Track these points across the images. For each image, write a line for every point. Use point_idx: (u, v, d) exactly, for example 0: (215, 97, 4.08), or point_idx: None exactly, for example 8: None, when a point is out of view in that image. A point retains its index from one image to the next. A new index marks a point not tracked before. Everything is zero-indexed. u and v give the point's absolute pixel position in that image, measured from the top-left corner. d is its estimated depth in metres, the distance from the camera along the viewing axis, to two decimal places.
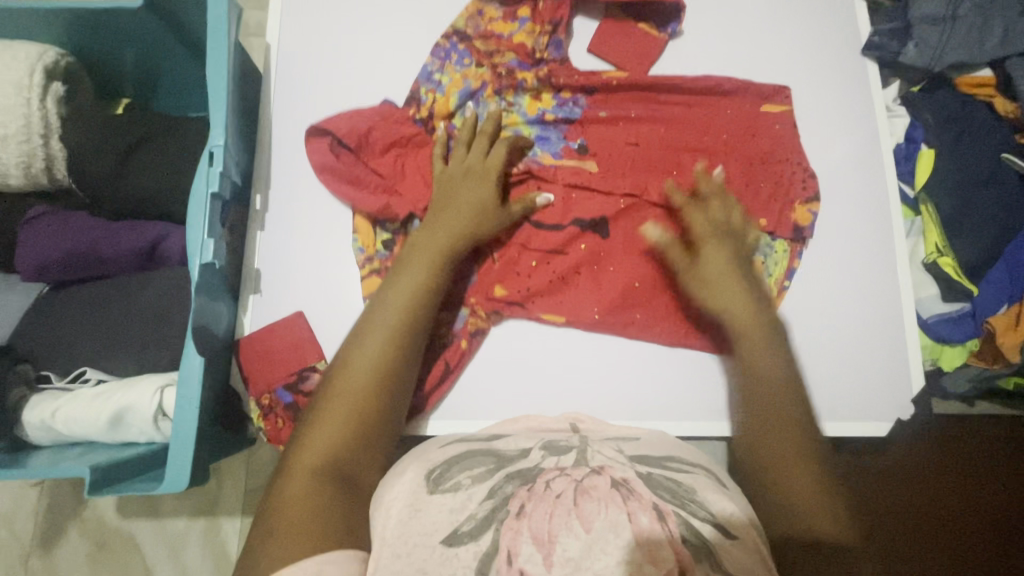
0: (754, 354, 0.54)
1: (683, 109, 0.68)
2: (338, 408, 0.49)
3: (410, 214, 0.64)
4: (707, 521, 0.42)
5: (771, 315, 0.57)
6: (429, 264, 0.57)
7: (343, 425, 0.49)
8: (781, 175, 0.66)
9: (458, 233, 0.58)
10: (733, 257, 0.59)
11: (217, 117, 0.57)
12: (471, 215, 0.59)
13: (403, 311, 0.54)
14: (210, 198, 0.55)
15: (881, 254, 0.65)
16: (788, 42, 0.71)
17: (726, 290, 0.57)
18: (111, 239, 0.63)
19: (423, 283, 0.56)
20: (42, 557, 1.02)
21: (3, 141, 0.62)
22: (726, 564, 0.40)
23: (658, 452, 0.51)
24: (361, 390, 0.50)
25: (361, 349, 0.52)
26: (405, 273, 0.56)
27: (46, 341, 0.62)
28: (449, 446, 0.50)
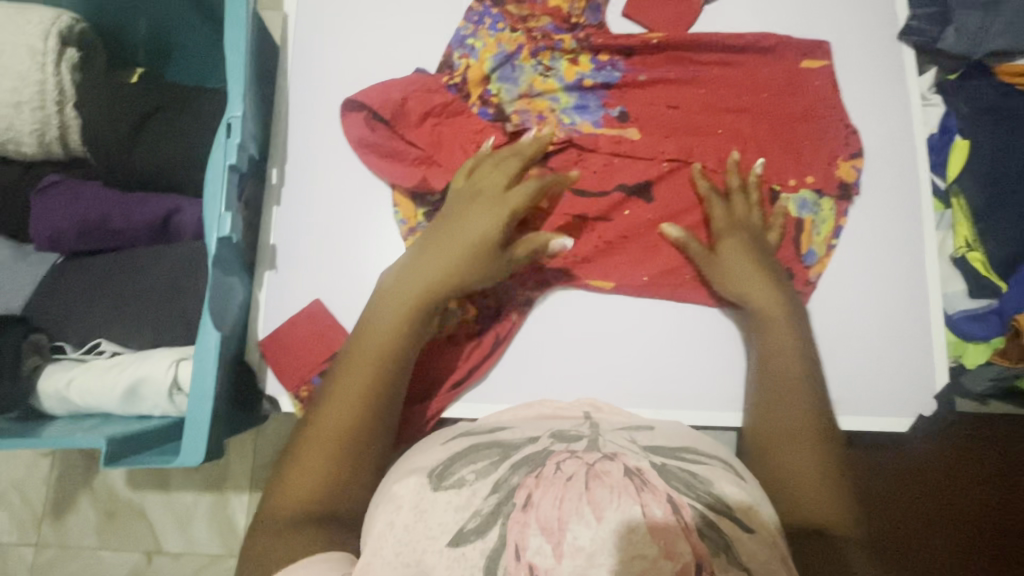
0: (770, 340, 0.56)
1: (723, 68, 0.66)
2: (322, 433, 0.50)
3: None
4: (724, 514, 0.42)
5: (792, 303, 0.58)
6: (412, 314, 0.54)
7: (327, 448, 0.49)
8: (825, 134, 0.65)
9: (450, 266, 0.55)
10: (751, 244, 0.60)
11: (235, 87, 0.56)
12: (465, 264, 0.55)
13: (382, 361, 0.52)
14: (228, 170, 0.54)
15: (919, 229, 0.64)
16: (824, 24, 0.68)
17: (746, 280, 0.58)
18: (125, 210, 0.62)
19: (406, 333, 0.53)
20: (54, 524, 1.04)
21: (17, 106, 0.60)
22: (743, 560, 0.40)
23: (669, 440, 0.50)
24: (344, 415, 0.50)
25: (344, 376, 0.52)
26: (385, 322, 0.53)
27: (58, 312, 0.61)
28: (453, 441, 0.50)
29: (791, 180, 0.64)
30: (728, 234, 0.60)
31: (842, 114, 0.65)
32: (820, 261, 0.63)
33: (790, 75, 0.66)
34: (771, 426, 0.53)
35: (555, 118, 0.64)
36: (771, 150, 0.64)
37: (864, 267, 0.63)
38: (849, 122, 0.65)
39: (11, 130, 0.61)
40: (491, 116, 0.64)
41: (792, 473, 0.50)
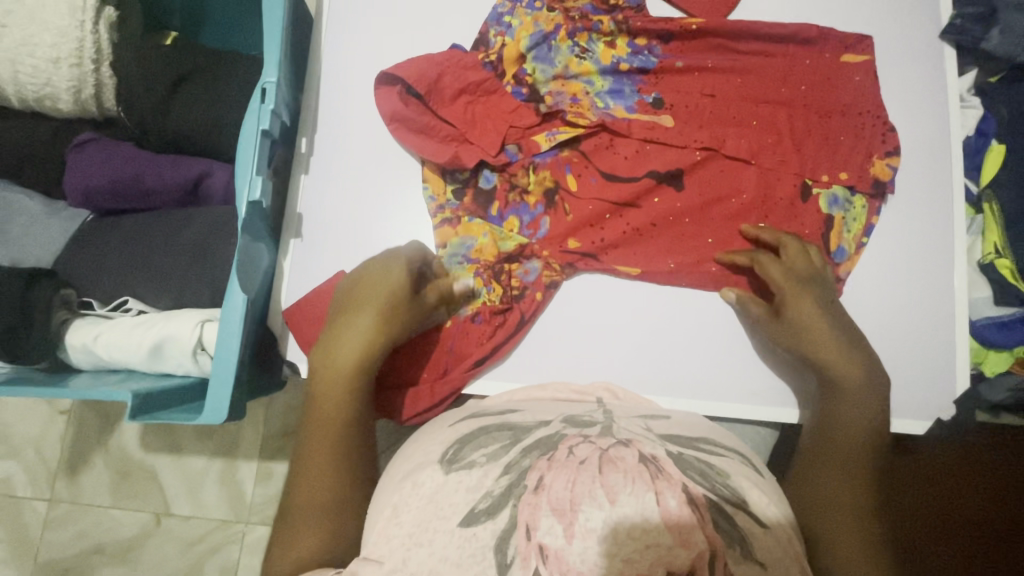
0: (841, 402, 0.52)
1: (760, 59, 0.65)
2: (314, 459, 0.50)
3: (479, 162, 0.63)
4: (741, 508, 0.41)
5: (864, 352, 0.55)
6: (346, 379, 0.52)
7: (324, 470, 0.49)
8: (860, 132, 0.64)
9: (388, 294, 0.55)
10: (818, 296, 0.57)
11: (271, 53, 0.56)
12: (381, 320, 0.54)
13: (332, 427, 0.51)
14: (261, 135, 0.55)
15: (947, 230, 0.63)
16: (866, 19, 0.67)
17: (819, 336, 0.55)
18: (156, 171, 0.63)
19: (349, 396, 0.52)
20: (68, 481, 1.06)
21: (55, 62, 0.61)
22: (757, 554, 0.40)
23: (689, 429, 0.50)
24: (329, 437, 0.51)
25: (321, 407, 0.52)
26: (327, 398, 0.52)
27: (86, 268, 0.62)
28: (460, 424, 0.50)
29: (823, 174, 0.63)
30: (797, 298, 0.56)
31: (879, 110, 0.64)
32: (850, 258, 0.62)
33: (828, 70, 0.65)
34: (810, 485, 0.50)
35: (588, 102, 0.64)
36: (805, 144, 0.63)
37: (888, 264, 0.63)
38: (885, 119, 0.64)
39: (47, 85, 0.62)
40: (525, 95, 0.64)
41: (820, 515, 0.47)
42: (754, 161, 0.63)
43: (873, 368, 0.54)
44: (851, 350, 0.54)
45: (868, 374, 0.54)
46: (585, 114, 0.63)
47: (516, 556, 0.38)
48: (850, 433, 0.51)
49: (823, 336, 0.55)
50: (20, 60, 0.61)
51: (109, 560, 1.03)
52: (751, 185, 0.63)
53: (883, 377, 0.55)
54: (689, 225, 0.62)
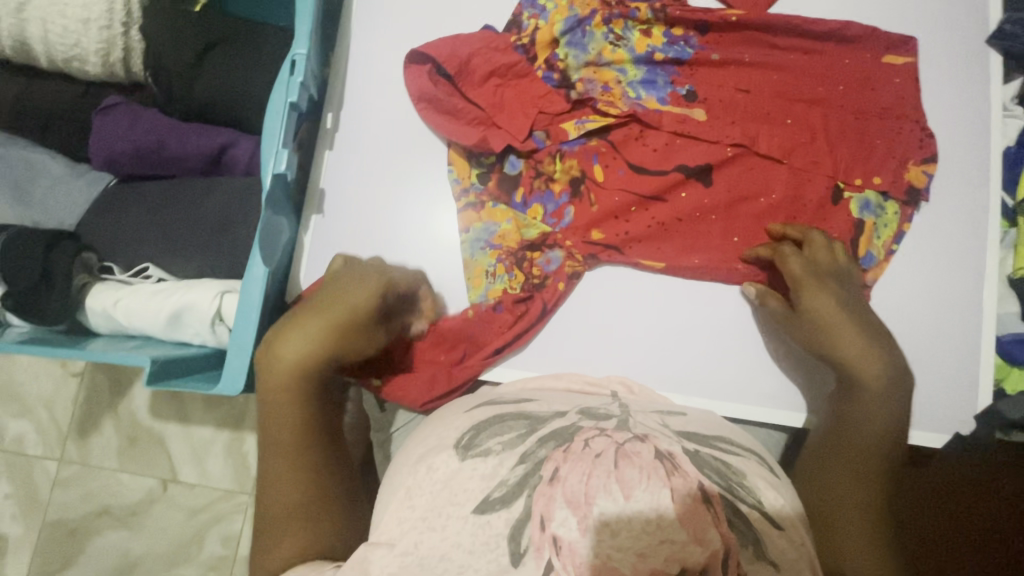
0: (861, 404, 0.51)
1: (799, 55, 0.64)
2: (279, 465, 0.47)
3: (507, 148, 0.62)
4: (756, 508, 0.41)
5: (893, 354, 0.53)
6: (292, 393, 0.49)
7: (292, 473, 0.47)
8: (898, 136, 0.62)
9: (345, 305, 0.52)
10: (838, 293, 0.55)
11: (302, 24, 0.55)
12: (338, 337, 0.50)
13: (287, 442, 0.48)
14: (288, 107, 0.54)
15: (980, 242, 0.62)
16: (911, 19, 0.65)
17: (842, 338, 0.53)
18: (181, 138, 0.63)
19: (302, 411, 0.48)
20: (78, 443, 1.08)
21: (86, 23, 0.61)
22: (770, 555, 0.40)
23: (705, 427, 0.49)
24: (291, 443, 0.48)
25: (277, 417, 0.48)
26: (277, 416, 0.48)
27: (108, 234, 0.62)
28: (477, 411, 0.49)
29: (857, 178, 0.61)
30: (812, 290, 0.55)
31: (919, 114, 0.62)
32: (878, 265, 0.61)
33: (868, 71, 0.63)
34: (811, 489, 0.49)
35: (620, 91, 0.62)
36: (840, 146, 0.62)
37: (916, 273, 0.61)
38: (924, 125, 0.62)
39: (77, 47, 0.62)
40: (555, 81, 0.63)
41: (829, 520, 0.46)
42: (786, 160, 0.62)
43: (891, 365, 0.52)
44: (869, 339, 0.53)
45: (882, 346, 0.53)
46: (616, 104, 0.62)
47: (530, 545, 0.38)
48: (868, 433, 0.50)
49: (847, 340, 0.53)
50: (51, 20, 0.61)
51: (115, 522, 1.05)
52: (781, 185, 0.61)
53: (907, 373, 0.53)
54: (715, 222, 0.61)
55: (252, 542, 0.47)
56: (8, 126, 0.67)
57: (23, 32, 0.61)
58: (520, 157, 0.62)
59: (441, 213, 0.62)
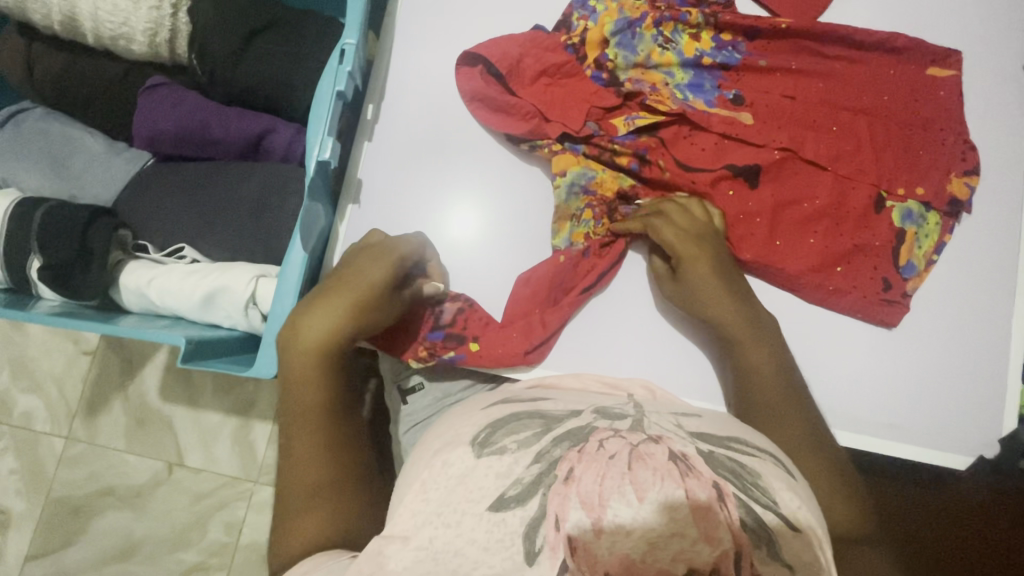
0: (742, 352, 0.55)
1: (846, 64, 0.64)
2: (307, 441, 0.48)
3: (564, 134, 0.62)
4: (770, 509, 0.41)
5: (759, 315, 0.56)
6: (321, 371, 0.50)
7: (319, 451, 0.48)
8: (942, 145, 0.63)
9: (366, 286, 0.53)
10: (714, 257, 0.57)
11: (353, 14, 0.56)
12: (352, 314, 0.52)
13: (307, 418, 0.49)
14: (336, 96, 0.55)
15: (1012, 266, 0.62)
16: (955, 43, 0.65)
17: (710, 300, 0.56)
18: (222, 121, 0.63)
19: (330, 388, 0.50)
20: (85, 422, 1.08)
21: (136, 3, 0.61)
22: (785, 556, 0.40)
23: (719, 427, 0.48)
24: (317, 420, 0.49)
25: (301, 393, 0.50)
26: (298, 392, 0.50)
27: (144, 213, 0.63)
28: (494, 408, 0.49)
29: (900, 188, 0.62)
30: (692, 259, 0.57)
31: (963, 127, 0.63)
32: (918, 275, 0.61)
33: (913, 85, 0.63)
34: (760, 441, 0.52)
35: (667, 92, 0.63)
36: (884, 153, 0.62)
37: (949, 291, 0.62)
38: (967, 137, 0.63)
39: (125, 26, 0.62)
40: (604, 81, 0.63)
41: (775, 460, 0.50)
42: (831, 166, 0.62)
43: (760, 336, 0.55)
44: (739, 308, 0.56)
45: (755, 324, 0.55)
46: (665, 103, 0.62)
47: (544, 545, 0.39)
48: (759, 378, 0.53)
49: (707, 292, 0.56)
50: None
51: (118, 503, 1.05)
52: (826, 190, 0.62)
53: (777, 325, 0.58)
54: (761, 223, 0.61)
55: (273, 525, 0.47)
56: (50, 100, 0.68)
57: (74, 8, 0.62)
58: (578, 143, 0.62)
59: (477, 209, 0.62)
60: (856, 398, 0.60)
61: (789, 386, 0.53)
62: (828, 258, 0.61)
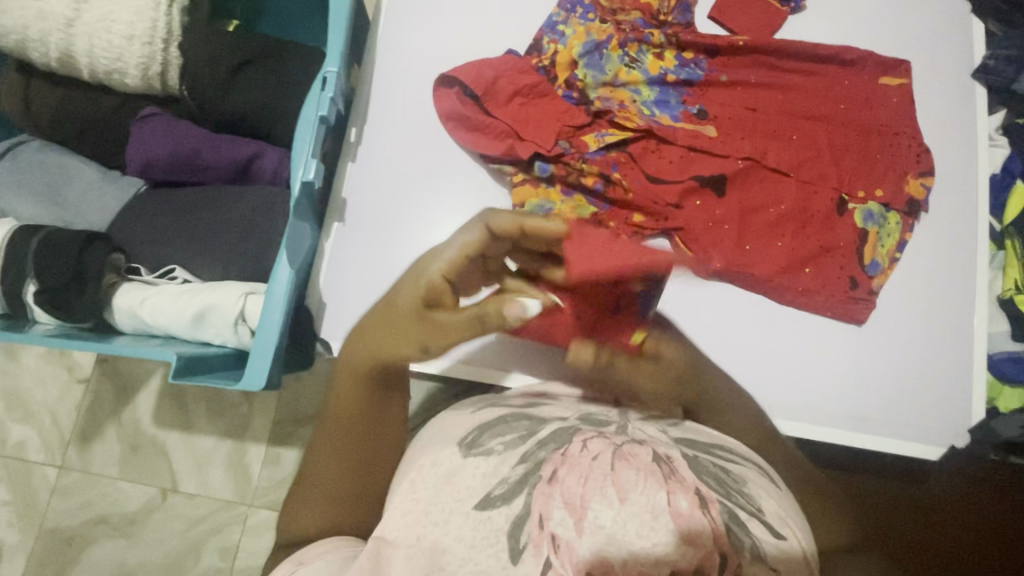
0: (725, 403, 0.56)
1: (802, 77, 0.68)
2: (330, 448, 0.50)
3: (535, 155, 0.63)
4: (755, 517, 0.43)
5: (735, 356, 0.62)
6: (358, 388, 0.50)
7: (339, 462, 0.49)
8: (897, 149, 0.66)
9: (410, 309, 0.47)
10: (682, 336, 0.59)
11: (335, 45, 0.60)
12: (398, 342, 0.48)
13: (346, 427, 0.50)
14: (318, 121, 0.58)
15: (969, 263, 0.65)
16: (903, 54, 0.70)
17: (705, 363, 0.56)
18: (212, 147, 0.66)
19: (360, 404, 0.50)
20: (79, 450, 1.08)
21: (129, 39, 0.65)
22: (769, 560, 0.42)
23: (703, 435, 0.51)
24: (346, 433, 0.49)
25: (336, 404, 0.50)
26: (342, 398, 0.50)
27: (136, 238, 0.65)
28: (483, 412, 0.51)
29: (860, 191, 0.65)
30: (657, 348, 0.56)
31: (915, 133, 0.66)
32: (883, 272, 0.64)
33: (865, 94, 0.67)
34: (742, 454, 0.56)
35: (635, 109, 0.66)
36: (843, 158, 0.65)
37: (914, 289, 0.64)
38: (920, 140, 0.66)
39: (119, 61, 0.65)
40: (576, 99, 0.66)
41: None
42: (792, 173, 0.65)
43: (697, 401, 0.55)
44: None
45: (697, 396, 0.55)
46: (633, 119, 0.65)
47: (529, 542, 0.41)
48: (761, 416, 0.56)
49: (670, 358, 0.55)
50: (98, 35, 0.64)
51: (112, 532, 1.05)
52: (789, 195, 0.65)
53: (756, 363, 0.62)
54: (728, 230, 0.63)
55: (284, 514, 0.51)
56: (46, 133, 0.71)
57: (70, 45, 0.65)
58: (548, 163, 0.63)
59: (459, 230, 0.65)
60: (830, 394, 0.62)
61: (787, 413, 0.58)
62: (796, 259, 0.63)
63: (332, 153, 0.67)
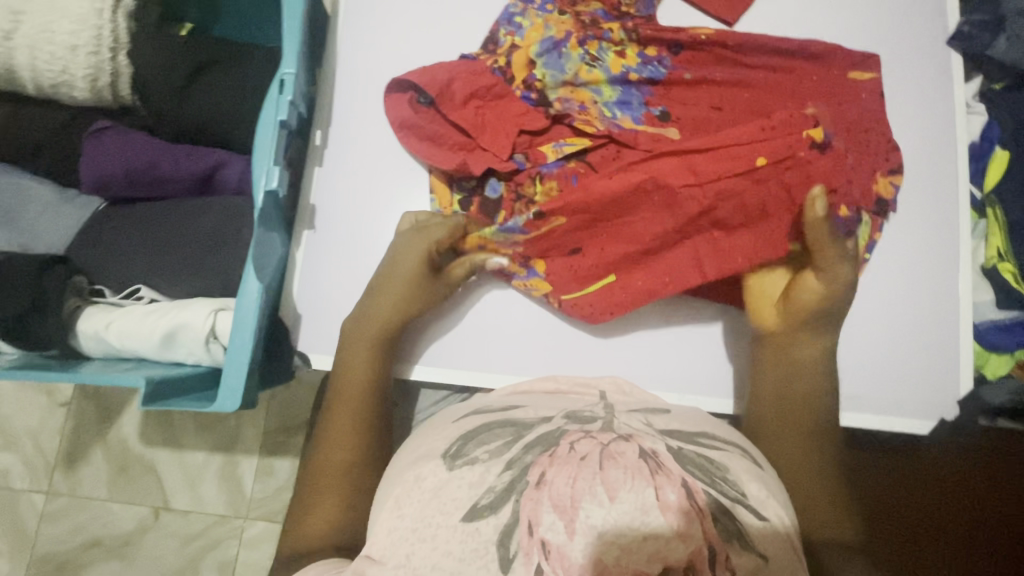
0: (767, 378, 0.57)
1: (768, 73, 0.65)
2: (343, 416, 0.56)
3: (488, 170, 0.64)
4: (740, 503, 0.42)
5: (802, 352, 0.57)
6: (373, 350, 0.59)
7: (353, 432, 0.56)
8: (868, 143, 0.62)
9: (411, 279, 0.60)
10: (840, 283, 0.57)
11: (289, 45, 0.57)
12: (405, 301, 0.60)
13: (360, 393, 0.57)
14: (278, 126, 0.55)
15: (951, 235, 0.64)
16: (874, 26, 0.68)
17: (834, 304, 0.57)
18: (171, 159, 0.63)
19: (371, 365, 0.59)
20: (66, 474, 1.06)
21: (74, 50, 0.61)
22: (758, 547, 0.41)
23: (688, 425, 0.50)
24: (357, 393, 0.57)
25: (351, 369, 0.58)
26: (355, 363, 0.58)
27: (97, 258, 0.62)
28: (465, 419, 0.50)
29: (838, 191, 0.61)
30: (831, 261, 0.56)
31: (885, 128, 0.63)
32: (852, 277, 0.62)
33: (834, 86, 0.64)
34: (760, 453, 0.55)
35: (596, 111, 0.63)
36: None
37: (895, 269, 0.64)
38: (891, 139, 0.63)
39: (64, 73, 0.62)
40: (534, 100, 0.63)
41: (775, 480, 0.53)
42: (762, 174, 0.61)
43: (814, 317, 0.57)
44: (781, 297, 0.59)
45: (829, 312, 0.57)
46: (592, 123, 0.63)
47: (518, 551, 0.40)
48: (795, 402, 0.56)
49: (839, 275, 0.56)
50: (39, 47, 0.61)
51: (107, 554, 1.03)
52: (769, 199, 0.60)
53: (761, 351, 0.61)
54: None
55: (289, 520, 0.53)
56: None
57: (10, 59, 0.62)
58: (501, 179, 0.64)
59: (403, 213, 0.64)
60: None
61: (810, 400, 0.56)
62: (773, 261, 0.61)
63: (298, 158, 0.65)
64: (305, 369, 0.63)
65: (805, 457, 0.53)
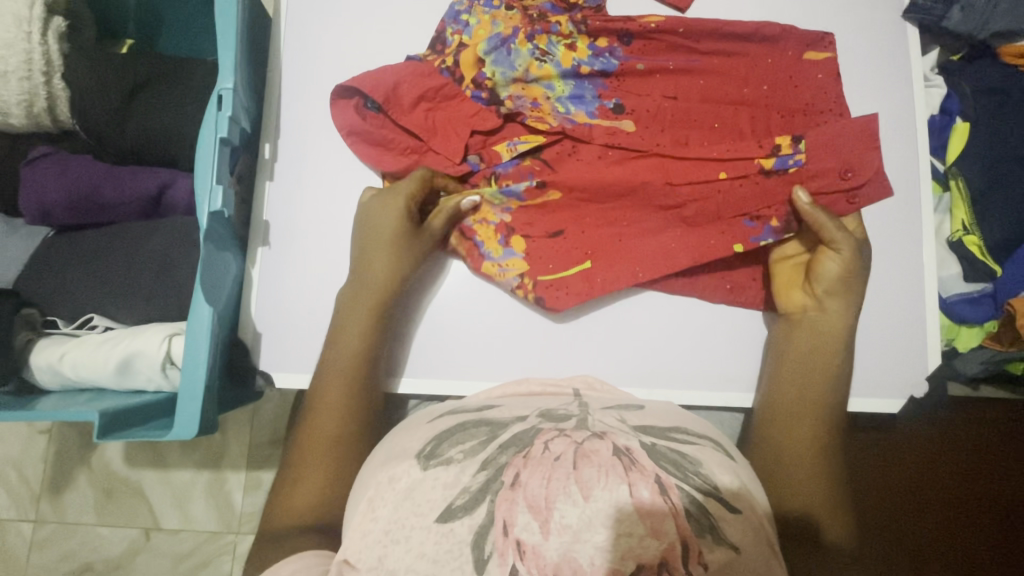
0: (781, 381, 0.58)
1: (723, 58, 0.63)
2: (333, 393, 0.57)
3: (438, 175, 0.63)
4: (711, 494, 0.41)
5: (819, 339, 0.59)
6: (369, 318, 0.58)
7: (344, 413, 0.56)
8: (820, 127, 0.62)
9: (394, 241, 0.58)
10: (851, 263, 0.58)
11: (226, 56, 0.55)
12: (395, 262, 0.58)
13: (353, 369, 0.57)
14: (220, 143, 0.54)
15: (913, 214, 0.64)
16: (827, 3, 0.67)
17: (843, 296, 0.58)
18: (115, 182, 0.62)
19: (364, 337, 0.58)
20: (52, 501, 1.04)
21: (3, 76, 0.59)
22: (730, 538, 0.40)
23: (660, 419, 0.50)
24: (346, 369, 0.57)
25: (340, 345, 0.58)
26: (345, 339, 0.58)
27: (47, 287, 0.61)
28: (440, 420, 0.50)
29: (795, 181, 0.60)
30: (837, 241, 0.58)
31: (843, 107, 0.63)
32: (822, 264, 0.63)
33: (789, 67, 0.63)
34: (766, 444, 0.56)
35: (549, 107, 0.62)
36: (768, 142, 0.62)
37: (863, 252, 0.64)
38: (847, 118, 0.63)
39: None
40: (485, 100, 0.62)
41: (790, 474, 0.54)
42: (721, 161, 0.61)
43: (837, 288, 0.58)
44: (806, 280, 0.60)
45: (847, 288, 0.58)
46: (546, 119, 0.62)
47: (493, 552, 0.39)
48: (799, 404, 0.57)
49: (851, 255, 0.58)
50: None
51: None
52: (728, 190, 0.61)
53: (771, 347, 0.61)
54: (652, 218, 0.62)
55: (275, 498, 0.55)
56: None
57: None
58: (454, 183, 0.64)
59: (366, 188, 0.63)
60: None
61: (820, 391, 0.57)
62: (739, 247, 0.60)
63: (248, 172, 0.64)
64: (269, 388, 0.62)
65: (815, 443, 0.55)
